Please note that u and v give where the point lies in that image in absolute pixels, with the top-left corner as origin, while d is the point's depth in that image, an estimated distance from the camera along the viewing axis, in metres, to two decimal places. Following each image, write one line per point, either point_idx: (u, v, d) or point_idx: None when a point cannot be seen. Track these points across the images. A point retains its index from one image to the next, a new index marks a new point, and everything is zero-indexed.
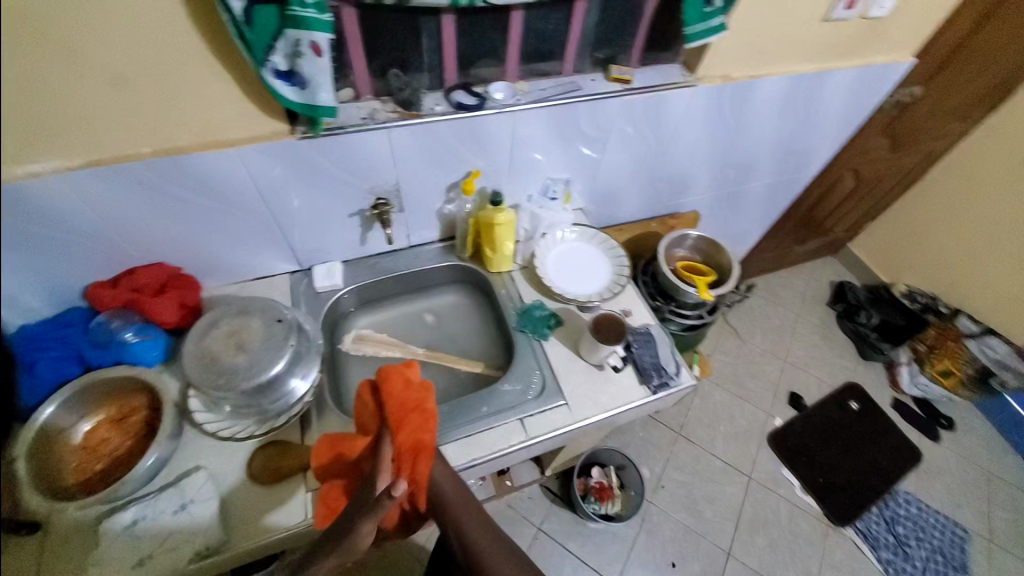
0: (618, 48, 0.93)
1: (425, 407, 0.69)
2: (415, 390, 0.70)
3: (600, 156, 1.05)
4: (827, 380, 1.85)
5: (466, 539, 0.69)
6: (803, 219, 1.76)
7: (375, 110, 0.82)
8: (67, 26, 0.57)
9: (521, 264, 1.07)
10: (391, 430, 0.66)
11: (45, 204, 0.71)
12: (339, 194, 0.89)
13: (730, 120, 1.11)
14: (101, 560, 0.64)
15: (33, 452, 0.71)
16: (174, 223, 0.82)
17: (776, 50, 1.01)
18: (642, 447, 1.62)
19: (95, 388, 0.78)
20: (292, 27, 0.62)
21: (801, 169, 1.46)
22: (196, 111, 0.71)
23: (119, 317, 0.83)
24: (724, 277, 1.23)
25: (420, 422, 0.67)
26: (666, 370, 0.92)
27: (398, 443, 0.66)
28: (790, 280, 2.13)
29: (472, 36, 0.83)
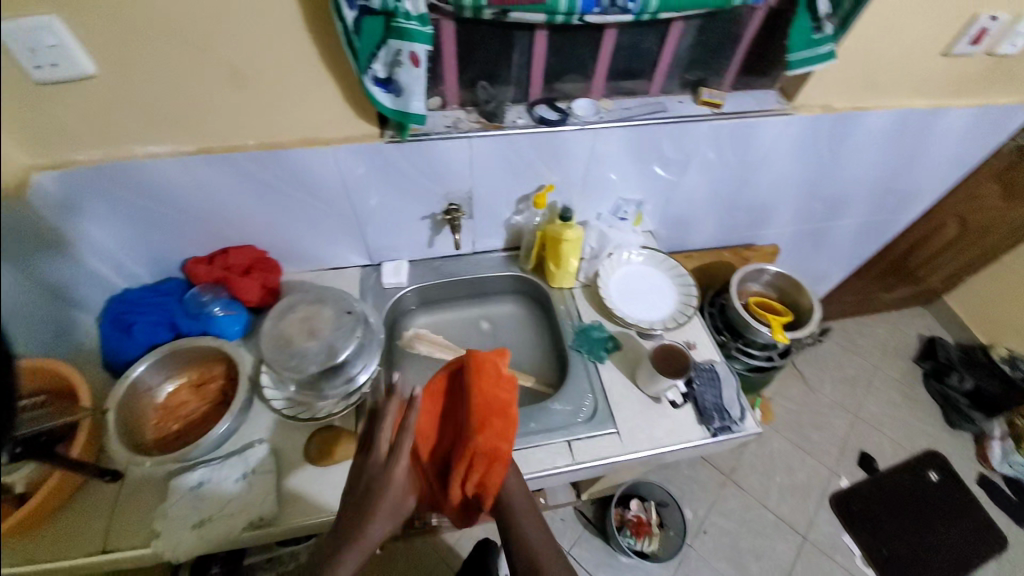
0: (711, 70, 0.90)
1: (509, 412, 0.66)
2: (502, 391, 0.67)
3: (678, 179, 1.01)
4: (905, 445, 1.66)
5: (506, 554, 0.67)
6: (894, 264, 1.61)
7: (460, 119, 0.84)
8: (202, 28, 0.64)
9: (584, 281, 1.06)
10: (471, 430, 0.62)
11: (162, 183, 0.80)
12: (416, 196, 0.92)
13: (824, 152, 1.04)
14: (168, 512, 0.71)
15: (124, 405, 0.78)
16: (268, 211, 0.88)
17: (884, 83, 0.94)
18: (686, 486, 1.53)
19: (181, 355, 0.85)
20: (395, 37, 0.65)
21: (900, 210, 1.33)
22: (300, 110, 0.77)
23: (210, 291, 0.91)
24: (801, 321, 1.16)
25: (502, 428, 0.64)
26: (728, 414, 0.87)
27: (477, 445, 0.62)
28: (871, 328, 1.95)
29: (562, 53, 0.83)
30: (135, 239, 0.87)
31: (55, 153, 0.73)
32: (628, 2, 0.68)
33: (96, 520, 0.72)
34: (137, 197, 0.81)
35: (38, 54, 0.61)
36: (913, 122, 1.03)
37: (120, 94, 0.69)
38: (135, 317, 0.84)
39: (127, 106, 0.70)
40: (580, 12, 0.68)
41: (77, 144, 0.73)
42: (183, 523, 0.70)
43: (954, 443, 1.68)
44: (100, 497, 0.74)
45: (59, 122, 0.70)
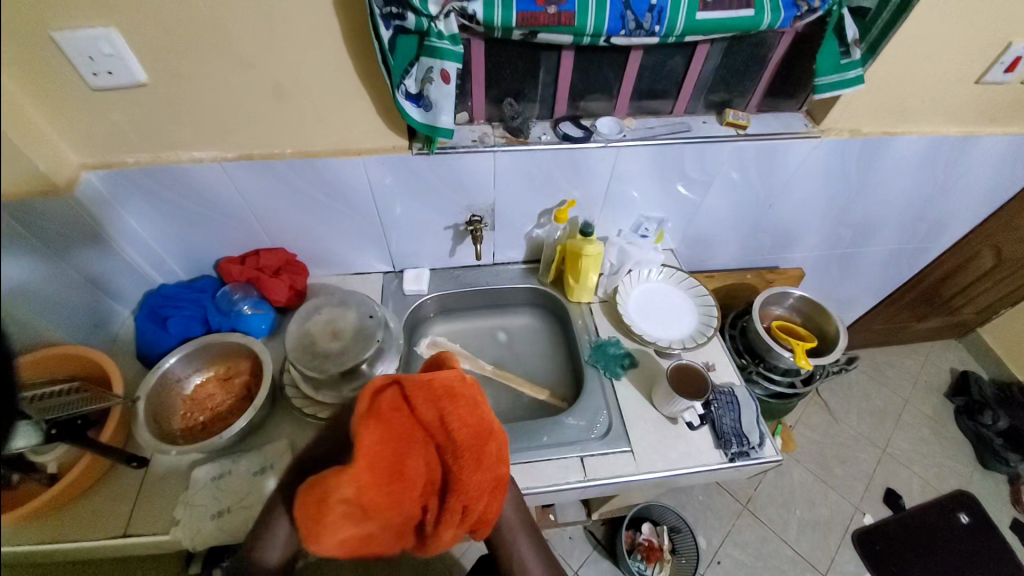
0: (735, 92, 0.91)
1: (494, 430, 0.59)
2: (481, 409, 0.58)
3: (699, 199, 1.02)
4: (934, 483, 1.58)
5: (521, 552, 0.67)
6: (925, 294, 1.56)
7: (485, 134, 0.87)
8: (247, 43, 0.68)
9: (602, 297, 1.06)
10: (470, 466, 0.54)
11: (203, 186, 0.85)
12: (440, 207, 0.94)
13: (851, 176, 1.03)
14: (191, 502, 0.74)
15: (153, 396, 0.82)
16: (298, 215, 0.92)
17: (914, 108, 0.92)
18: (700, 513, 1.49)
19: (210, 349, 0.89)
20: (428, 55, 0.69)
21: (931, 238, 1.30)
22: (332, 121, 0.80)
23: (240, 290, 0.95)
24: (825, 347, 1.13)
25: (496, 451, 0.58)
26: (747, 439, 0.84)
27: (478, 478, 0.55)
28: (900, 359, 1.88)
29: (587, 72, 0.85)
30: (174, 237, 0.92)
31: (104, 154, 0.79)
32: (654, 25, 0.70)
33: (121, 504, 0.75)
34: (178, 197, 0.85)
35: (96, 62, 0.66)
36: (944, 149, 1.01)
37: (168, 102, 0.73)
38: (171, 311, 0.89)
39: (175, 114, 0.75)
40: (606, 34, 0.70)
41: (126, 147, 0.78)
42: (203, 512, 0.73)
43: (987, 486, 1.59)
44: (127, 483, 0.77)
45: (109, 124, 0.75)
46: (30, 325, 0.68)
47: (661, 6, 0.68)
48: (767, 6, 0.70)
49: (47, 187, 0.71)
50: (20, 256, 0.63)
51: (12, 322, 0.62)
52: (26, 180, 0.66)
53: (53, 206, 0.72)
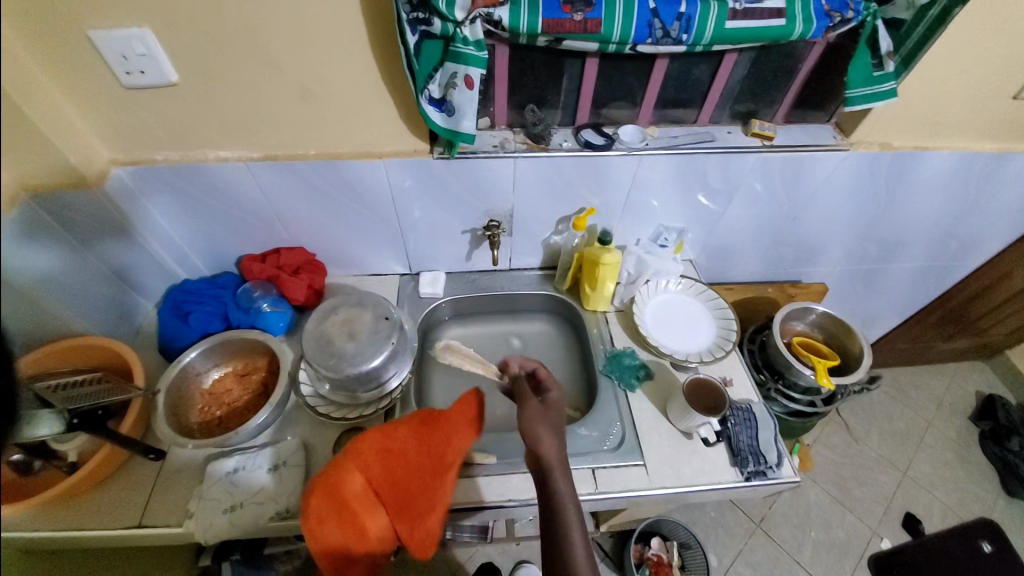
0: (762, 103, 0.89)
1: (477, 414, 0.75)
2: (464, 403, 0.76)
3: (721, 210, 1.00)
4: (958, 511, 1.52)
5: None
6: (953, 314, 1.50)
7: (506, 139, 0.87)
8: (275, 45, 0.69)
9: (618, 306, 1.05)
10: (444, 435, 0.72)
11: (228, 185, 0.86)
12: (458, 211, 0.95)
13: (880, 190, 1.00)
14: (204, 495, 0.74)
15: (172, 388, 0.84)
16: (319, 215, 0.93)
17: (947, 123, 0.90)
18: (711, 529, 1.46)
19: (230, 345, 0.90)
20: (452, 61, 0.69)
21: (961, 256, 1.25)
22: (355, 123, 0.81)
23: (260, 288, 0.96)
24: (848, 366, 1.10)
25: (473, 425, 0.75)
26: (764, 458, 0.82)
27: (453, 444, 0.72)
28: (924, 380, 1.82)
29: (611, 80, 0.84)
30: (198, 233, 0.93)
31: (133, 151, 0.81)
32: (681, 34, 0.69)
33: (137, 494, 0.76)
34: (203, 195, 0.87)
35: (129, 61, 0.68)
36: (979, 165, 0.97)
37: (198, 101, 0.75)
38: (193, 306, 0.91)
39: (204, 114, 0.77)
40: (632, 42, 0.70)
41: (156, 144, 0.80)
42: (216, 506, 0.73)
43: (1015, 516, 1.52)
44: (143, 473, 0.78)
45: (141, 122, 0.77)
46: (49, 316, 0.69)
47: (689, 14, 0.68)
48: (799, 16, 0.69)
49: (75, 183, 0.73)
50: (44, 251, 0.64)
51: (25, 320, 0.63)
52: (56, 174, 0.68)
53: (80, 200, 0.74)
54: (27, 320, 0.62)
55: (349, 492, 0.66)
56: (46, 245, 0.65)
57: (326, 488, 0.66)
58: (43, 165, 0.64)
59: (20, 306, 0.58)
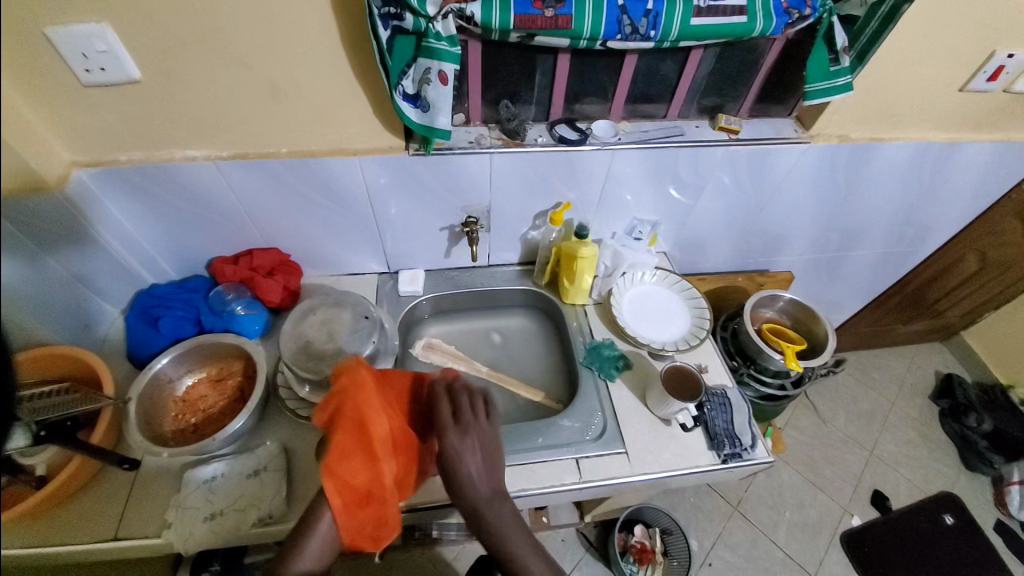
0: (728, 98, 0.92)
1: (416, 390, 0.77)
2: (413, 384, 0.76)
3: (692, 203, 1.03)
4: (920, 485, 1.61)
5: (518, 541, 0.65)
6: (910, 299, 1.59)
7: (482, 135, 0.87)
8: (243, 41, 0.68)
9: (596, 299, 1.07)
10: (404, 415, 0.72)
11: (196, 184, 0.84)
12: (436, 208, 0.95)
13: (841, 181, 1.05)
14: (182, 505, 0.72)
15: (143, 396, 0.81)
16: (293, 214, 0.92)
17: (900, 116, 0.95)
18: (692, 514, 1.50)
19: (202, 349, 0.88)
20: (426, 56, 0.69)
21: (917, 243, 1.33)
22: (327, 120, 0.80)
23: (233, 290, 0.94)
24: (816, 349, 1.15)
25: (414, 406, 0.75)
26: (739, 441, 0.85)
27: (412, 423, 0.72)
28: (886, 361, 1.91)
29: (584, 76, 0.85)
30: (166, 236, 0.91)
31: (95, 151, 0.78)
32: (649, 30, 0.71)
33: (111, 506, 0.73)
34: (173, 196, 0.85)
35: (89, 58, 0.65)
36: (930, 155, 1.03)
37: (164, 100, 0.73)
38: (163, 311, 0.88)
39: (170, 112, 0.75)
40: (603, 38, 0.71)
41: (118, 144, 0.77)
42: (195, 515, 0.72)
43: (972, 487, 1.62)
44: (115, 486, 0.75)
45: (100, 120, 0.74)
46: (19, 325, 0.68)
47: (656, 11, 0.70)
48: (759, 13, 0.72)
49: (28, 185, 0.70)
50: (2, 258, 0.62)
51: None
52: (8, 178, 0.64)
53: (42, 203, 0.71)
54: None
55: (377, 430, 0.63)
56: (4, 252, 0.63)
57: (351, 420, 0.64)
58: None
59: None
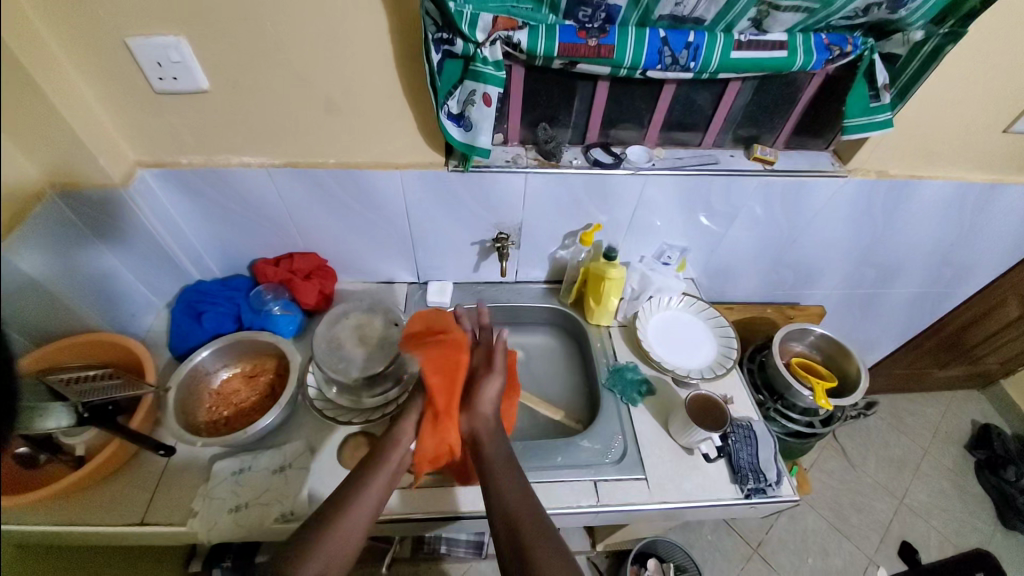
0: (764, 130, 0.93)
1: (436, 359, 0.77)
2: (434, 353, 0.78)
3: (722, 231, 1.03)
4: (955, 541, 1.51)
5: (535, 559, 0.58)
6: (949, 342, 1.53)
7: (518, 155, 0.90)
8: (303, 60, 0.73)
9: (621, 321, 1.08)
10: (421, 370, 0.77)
11: (247, 190, 0.89)
12: (469, 223, 0.97)
13: (876, 218, 1.04)
14: (209, 494, 0.75)
15: (184, 387, 0.85)
16: (335, 221, 0.95)
17: (940, 155, 0.94)
18: (709, 552, 1.45)
19: (241, 345, 0.91)
20: (472, 79, 0.72)
21: (955, 285, 1.29)
22: (374, 135, 0.84)
23: (272, 291, 0.98)
24: (847, 387, 1.11)
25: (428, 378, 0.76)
26: (764, 476, 0.83)
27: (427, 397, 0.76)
28: (920, 407, 1.83)
29: (621, 103, 0.87)
30: (214, 234, 0.96)
31: (160, 154, 0.84)
32: (689, 61, 0.73)
33: (140, 492, 0.76)
34: (224, 198, 0.90)
35: (163, 68, 0.71)
36: (972, 195, 1.02)
37: (227, 109, 0.79)
38: (207, 306, 0.92)
39: (230, 122, 0.80)
40: (643, 67, 0.73)
41: (181, 148, 0.83)
42: (220, 506, 0.74)
43: (1013, 548, 1.51)
44: (148, 472, 0.78)
45: (170, 126, 0.80)
46: (64, 308, 0.75)
47: (697, 44, 0.72)
48: (800, 48, 0.73)
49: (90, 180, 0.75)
50: (45, 244, 0.65)
51: (35, 313, 0.68)
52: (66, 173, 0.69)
53: (93, 196, 0.76)
54: (42, 316, 0.70)
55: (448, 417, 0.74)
56: (45, 238, 0.65)
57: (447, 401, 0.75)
58: (53, 165, 0.65)
59: (25, 296, 0.60)
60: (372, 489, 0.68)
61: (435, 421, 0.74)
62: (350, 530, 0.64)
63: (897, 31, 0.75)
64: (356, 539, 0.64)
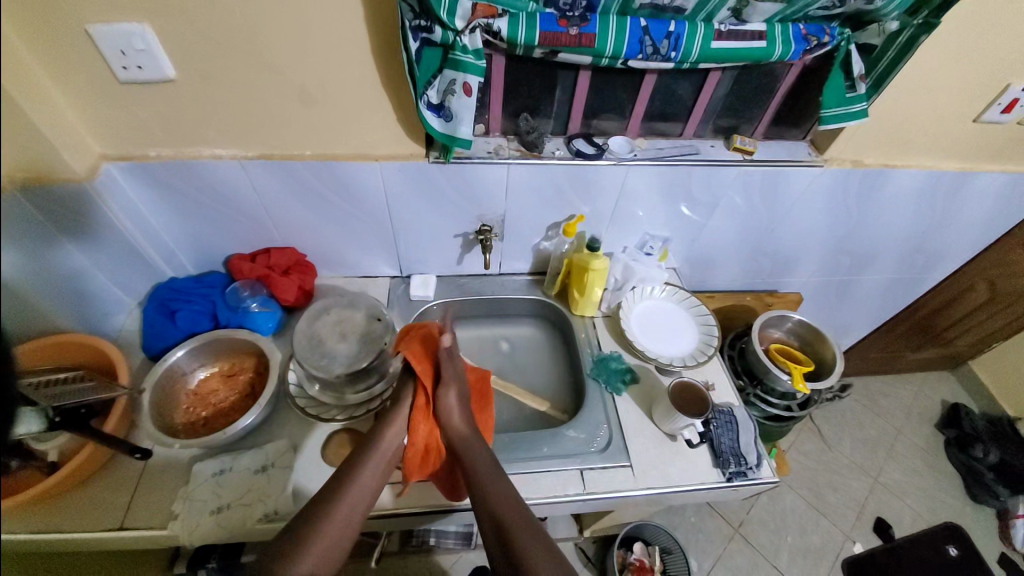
0: (743, 120, 0.94)
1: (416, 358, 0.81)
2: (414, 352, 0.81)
3: (703, 221, 1.04)
4: (924, 515, 1.58)
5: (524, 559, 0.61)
6: (919, 325, 1.58)
7: (500, 146, 0.89)
8: (276, 48, 0.70)
9: (605, 312, 1.08)
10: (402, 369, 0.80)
11: (221, 183, 0.86)
12: (452, 216, 0.96)
13: (851, 206, 1.06)
14: (190, 497, 0.73)
15: (159, 388, 0.83)
16: (313, 215, 0.93)
17: (913, 144, 0.96)
18: (693, 534, 1.49)
19: (218, 344, 0.89)
20: (451, 68, 0.71)
21: (925, 270, 1.33)
22: (352, 126, 0.82)
23: (249, 288, 0.95)
24: (823, 371, 1.14)
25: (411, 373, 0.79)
26: (745, 460, 0.85)
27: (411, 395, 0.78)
28: (892, 388, 1.90)
29: (603, 93, 0.87)
30: (186, 229, 0.92)
31: (127, 146, 0.80)
32: (670, 51, 0.73)
33: (116, 497, 0.74)
34: (196, 192, 0.87)
35: (127, 57, 0.68)
36: (943, 184, 1.05)
37: (197, 100, 0.75)
38: (180, 304, 0.89)
39: (201, 113, 0.77)
40: (624, 57, 0.73)
41: (149, 140, 0.80)
42: (202, 508, 0.73)
43: (978, 519, 1.59)
44: (124, 476, 0.76)
45: (136, 118, 0.76)
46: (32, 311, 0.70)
47: (678, 33, 0.71)
48: (779, 38, 0.74)
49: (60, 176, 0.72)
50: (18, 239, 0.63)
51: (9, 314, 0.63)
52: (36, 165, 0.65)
53: (64, 190, 0.73)
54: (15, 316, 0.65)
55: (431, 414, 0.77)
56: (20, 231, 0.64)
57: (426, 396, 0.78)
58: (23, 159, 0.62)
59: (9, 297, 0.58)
60: (363, 482, 0.69)
61: (421, 417, 0.76)
62: (347, 516, 0.66)
63: (873, 22, 0.76)
64: (357, 520, 0.67)
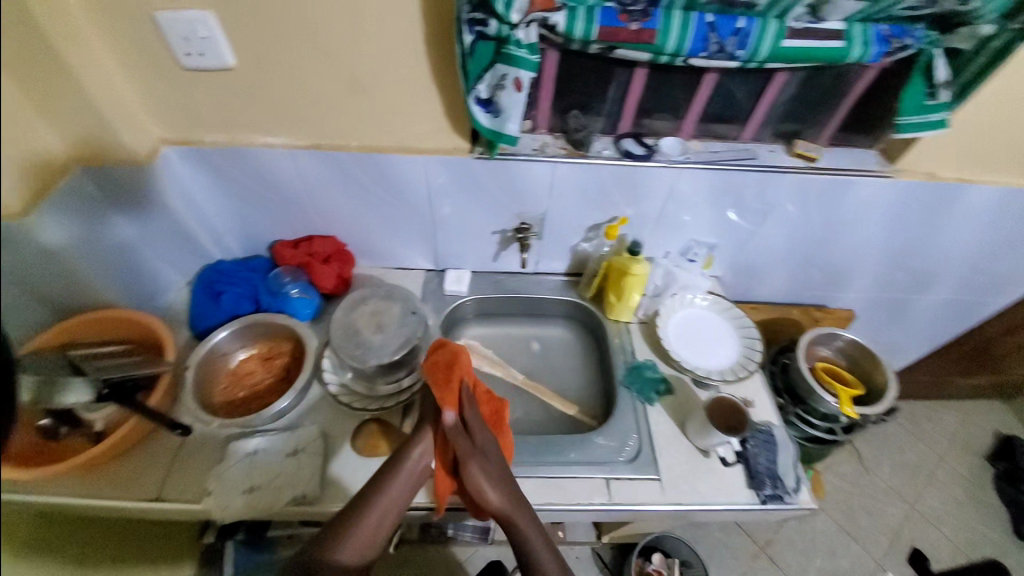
0: (807, 125, 0.88)
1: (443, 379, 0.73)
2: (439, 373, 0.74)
3: (753, 229, 0.99)
4: (967, 550, 1.48)
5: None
6: (981, 352, 1.47)
7: (547, 144, 0.87)
8: (331, 36, 0.71)
9: (641, 318, 1.04)
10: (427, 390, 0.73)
11: (269, 170, 0.87)
12: (491, 212, 0.95)
13: (917, 222, 0.98)
14: (224, 475, 0.75)
15: (201, 367, 0.85)
16: (356, 205, 0.94)
17: (997, 157, 0.88)
18: (716, 549, 1.44)
19: (258, 327, 0.92)
20: (504, 62, 0.69)
21: (995, 294, 1.23)
22: (399, 118, 0.82)
23: (291, 274, 0.96)
24: (872, 396, 1.07)
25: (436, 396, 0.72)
26: (781, 483, 0.81)
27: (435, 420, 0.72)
28: (943, 415, 1.78)
29: (657, 91, 0.83)
30: (235, 212, 0.94)
31: (185, 131, 0.82)
32: (737, 49, 0.68)
33: (157, 469, 0.77)
34: (245, 177, 0.88)
35: (191, 43, 0.70)
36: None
37: (252, 86, 0.76)
38: (225, 287, 0.92)
39: (254, 99, 0.78)
40: (686, 55, 0.69)
41: (205, 125, 0.82)
42: (235, 487, 0.75)
43: None
44: (165, 450, 0.79)
45: (195, 102, 0.78)
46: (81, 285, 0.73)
47: (746, 30, 0.67)
48: (857, 39, 0.69)
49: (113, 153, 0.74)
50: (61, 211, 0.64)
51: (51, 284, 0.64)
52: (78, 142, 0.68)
53: (116, 171, 0.75)
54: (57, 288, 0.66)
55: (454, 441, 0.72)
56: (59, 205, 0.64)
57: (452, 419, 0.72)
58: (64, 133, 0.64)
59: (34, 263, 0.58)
60: (396, 492, 0.69)
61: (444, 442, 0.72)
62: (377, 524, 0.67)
63: (966, 23, 0.69)
64: (385, 528, 0.68)
